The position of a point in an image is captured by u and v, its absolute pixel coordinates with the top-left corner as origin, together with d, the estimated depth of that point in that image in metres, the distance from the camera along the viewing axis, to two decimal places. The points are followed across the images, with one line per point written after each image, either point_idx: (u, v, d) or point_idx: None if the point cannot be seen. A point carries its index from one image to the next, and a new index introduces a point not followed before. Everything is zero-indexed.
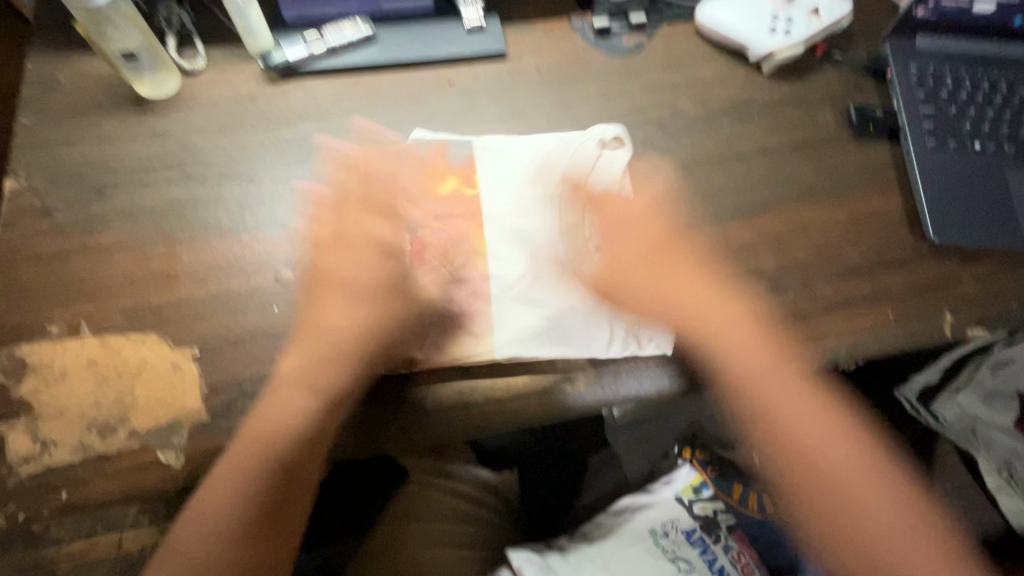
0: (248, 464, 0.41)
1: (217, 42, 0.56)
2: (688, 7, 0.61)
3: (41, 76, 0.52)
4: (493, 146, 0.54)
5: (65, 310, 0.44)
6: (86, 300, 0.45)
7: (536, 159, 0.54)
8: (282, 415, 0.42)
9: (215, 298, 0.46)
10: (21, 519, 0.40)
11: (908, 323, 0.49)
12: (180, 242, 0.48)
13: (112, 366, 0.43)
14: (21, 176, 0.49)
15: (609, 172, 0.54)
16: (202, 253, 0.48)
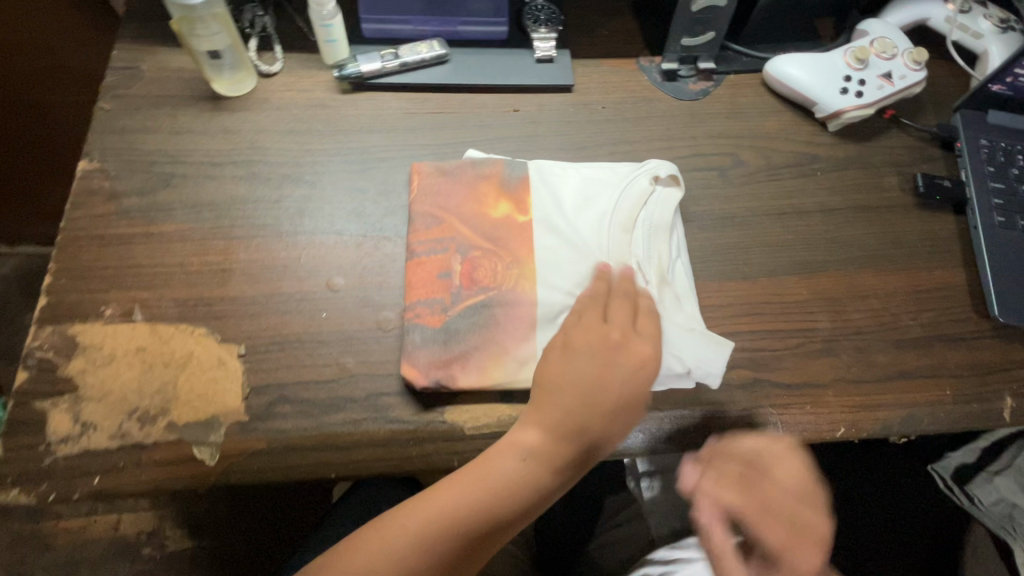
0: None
1: (295, 48, 0.58)
2: (756, 59, 0.62)
3: (126, 65, 0.54)
4: (547, 170, 0.52)
5: (122, 293, 0.45)
6: (144, 286, 0.45)
7: (591, 188, 0.52)
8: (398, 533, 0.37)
9: (267, 298, 0.46)
10: (50, 499, 0.39)
11: (968, 403, 0.47)
12: (240, 239, 0.48)
13: (161, 355, 0.43)
14: (94, 158, 0.50)
15: (666, 206, 0.51)
16: (261, 252, 0.48)
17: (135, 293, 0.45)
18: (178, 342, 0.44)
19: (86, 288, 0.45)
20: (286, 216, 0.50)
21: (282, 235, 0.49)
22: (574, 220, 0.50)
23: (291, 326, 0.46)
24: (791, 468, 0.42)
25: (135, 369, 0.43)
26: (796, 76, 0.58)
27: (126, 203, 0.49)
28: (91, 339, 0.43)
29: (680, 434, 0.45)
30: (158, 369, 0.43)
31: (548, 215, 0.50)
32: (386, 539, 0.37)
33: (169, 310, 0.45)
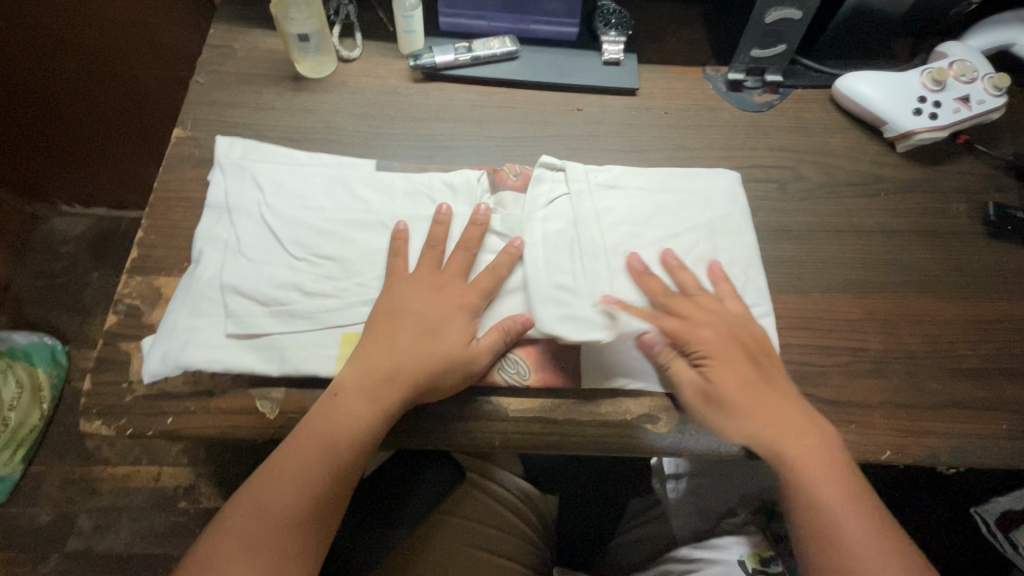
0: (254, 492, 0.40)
1: (374, 36, 0.61)
2: (826, 75, 0.61)
3: (220, 43, 0.58)
4: (620, 176, 0.52)
5: (219, 248, 0.46)
6: (236, 243, 0.46)
7: (665, 194, 0.51)
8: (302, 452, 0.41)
9: (349, 268, 0.46)
10: (128, 433, 0.43)
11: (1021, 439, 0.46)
12: (327, 205, 0.48)
13: (246, 310, 0.43)
14: (187, 126, 0.54)
15: (739, 221, 0.51)
16: (345, 219, 0.48)
17: (227, 247, 0.46)
18: (261, 300, 0.44)
19: (193, 242, 0.47)
20: (374, 187, 0.50)
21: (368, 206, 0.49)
22: (642, 224, 0.50)
23: (366, 298, 0.45)
24: (746, 368, 0.43)
25: (221, 322, 0.43)
26: (867, 93, 0.57)
27: (232, 162, 0.50)
28: (188, 289, 0.45)
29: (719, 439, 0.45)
30: (245, 323, 0.43)
31: (616, 219, 0.50)
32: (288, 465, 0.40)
33: (255, 267, 0.45)
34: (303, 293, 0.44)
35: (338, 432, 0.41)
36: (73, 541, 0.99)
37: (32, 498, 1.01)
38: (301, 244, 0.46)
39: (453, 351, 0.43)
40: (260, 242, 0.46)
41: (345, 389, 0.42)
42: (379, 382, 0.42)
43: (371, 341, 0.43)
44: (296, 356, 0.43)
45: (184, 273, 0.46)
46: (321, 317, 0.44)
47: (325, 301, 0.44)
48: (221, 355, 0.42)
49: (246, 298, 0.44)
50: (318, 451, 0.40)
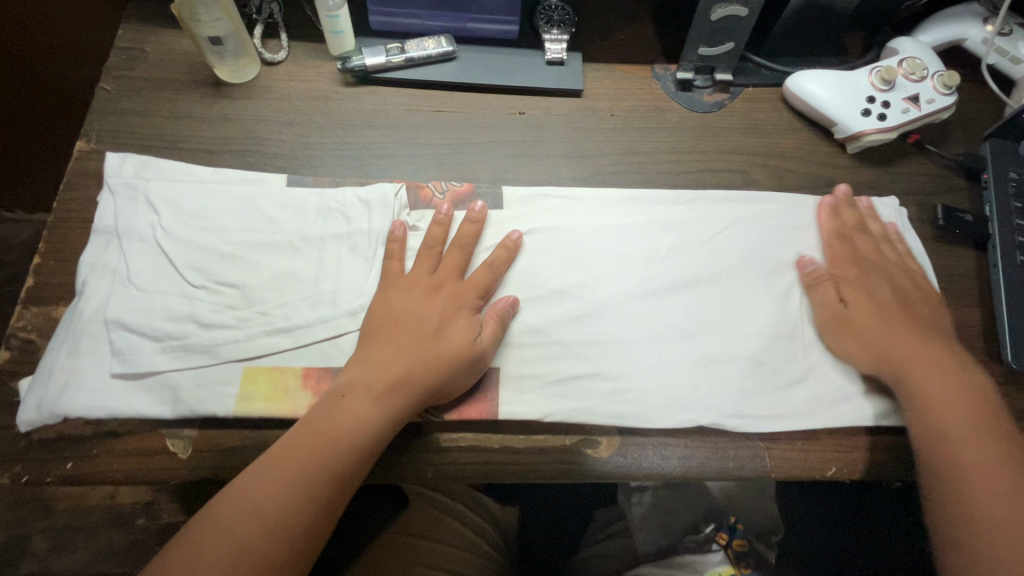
0: (251, 497, 0.36)
1: (301, 37, 0.57)
2: (777, 73, 0.59)
3: (130, 46, 0.54)
4: (557, 198, 0.51)
5: (105, 277, 0.43)
6: (125, 274, 0.43)
7: (602, 216, 0.50)
8: (312, 452, 0.38)
9: (250, 296, 0.44)
10: (24, 481, 0.39)
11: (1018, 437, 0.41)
12: (229, 231, 0.46)
13: (134, 347, 0.41)
14: (92, 138, 0.50)
15: (666, 233, 0.50)
16: (246, 245, 0.46)
17: (115, 278, 0.43)
18: (151, 334, 0.42)
19: (78, 271, 0.44)
20: (282, 210, 0.47)
21: (274, 229, 0.47)
22: (578, 251, 0.48)
23: (269, 330, 0.43)
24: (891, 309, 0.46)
25: (108, 359, 0.41)
26: (816, 92, 0.55)
27: (123, 181, 0.47)
28: (71, 325, 0.42)
29: (663, 462, 0.43)
30: (132, 361, 0.41)
31: (547, 244, 0.48)
32: (287, 462, 0.37)
33: (147, 299, 0.43)
34: (201, 326, 0.42)
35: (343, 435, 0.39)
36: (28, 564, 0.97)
37: None
38: (198, 273, 0.44)
39: (461, 351, 0.42)
40: (153, 270, 0.44)
41: (354, 391, 0.40)
42: (388, 387, 0.40)
43: (377, 349, 0.42)
44: (189, 394, 0.41)
45: (68, 307, 0.43)
46: (219, 351, 0.42)
47: (224, 333, 0.42)
48: (110, 396, 0.40)
49: (133, 334, 0.42)
50: (313, 456, 0.38)
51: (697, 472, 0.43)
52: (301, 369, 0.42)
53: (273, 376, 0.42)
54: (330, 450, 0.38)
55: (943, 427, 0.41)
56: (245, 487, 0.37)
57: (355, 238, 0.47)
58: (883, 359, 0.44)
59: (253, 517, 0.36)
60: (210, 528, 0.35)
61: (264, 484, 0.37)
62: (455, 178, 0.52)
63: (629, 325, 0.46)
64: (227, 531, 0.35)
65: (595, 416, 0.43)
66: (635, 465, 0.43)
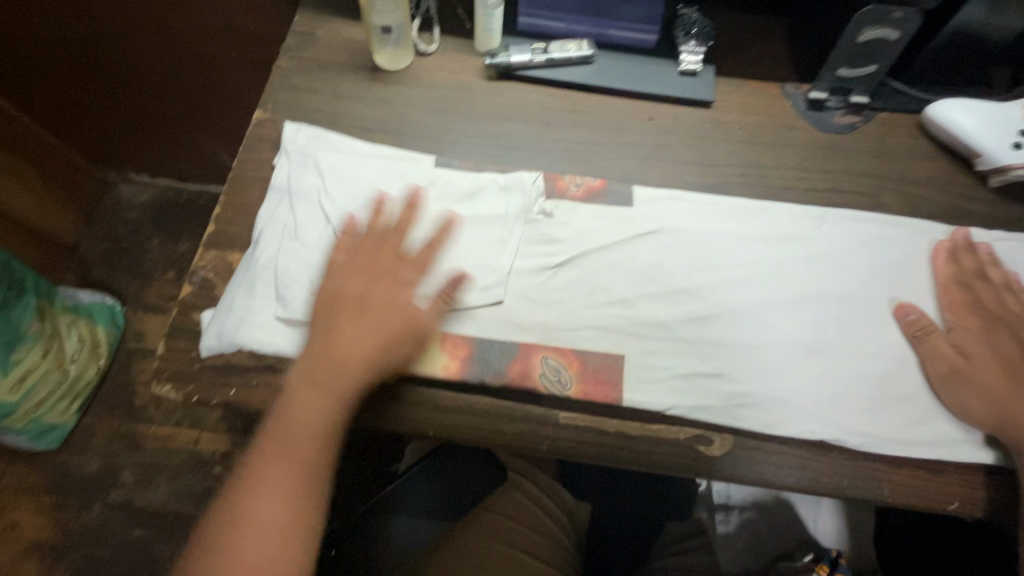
0: (269, 487, 0.40)
1: (451, 33, 0.61)
2: (916, 99, 0.58)
3: (305, 30, 0.60)
4: (684, 203, 0.52)
5: (277, 230, 0.49)
6: (296, 230, 0.49)
7: (728, 225, 0.51)
8: (278, 444, 0.41)
9: (399, 262, 0.48)
10: (194, 399, 0.44)
11: None
12: (383, 202, 0.51)
13: (297, 295, 0.46)
14: (267, 108, 0.56)
15: (794, 247, 0.50)
16: (396, 217, 0.50)
17: (284, 232, 0.49)
18: (311, 285, 0.47)
19: (254, 223, 0.49)
20: (429, 189, 0.52)
21: (420, 205, 0.51)
22: (704, 254, 0.50)
23: (413, 294, 0.47)
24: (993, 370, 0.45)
25: (274, 301, 0.46)
26: (960, 121, 0.54)
27: (297, 149, 0.52)
28: (247, 268, 0.47)
29: (776, 470, 0.43)
30: (295, 306, 0.46)
31: (672, 246, 0.50)
32: (272, 457, 0.41)
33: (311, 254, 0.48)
34: None
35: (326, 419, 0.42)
36: (116, 493, 1.05)
37: (81, 448, 1.07)
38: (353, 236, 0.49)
39: (404, 326, 0.44)
40: (316, 229, 0.49)
41: (305, 383, 0.42)
42: (326, 368, 0.42)
43: (326, 325, 0.44)
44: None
45: (244, 253, 0.48)
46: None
47: None
48: (273, 335, 0.45)
49: (298, 283, 0.47)
50: (309, 447, 0.41)
51: (809, 484, 0.43)
52: (439, 333, 0.46)
53: (416, 336, 0.45)
54: (291, 439, 0.41)
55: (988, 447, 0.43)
56: (261, 476, 0.41)
57: (492, 219, 0.51)
58: (951, 374, 0.45)
59: (297, 512, 0.40)
60: (258, 519, 0.40)
61: (275, 473, 0.41)
62: (585, 173, 0.55)
63: (751, 331, 0.47)
64: (263, 521, 0.40)
65: (713, 413, 0.44)
66: (747, 468, 0.43)
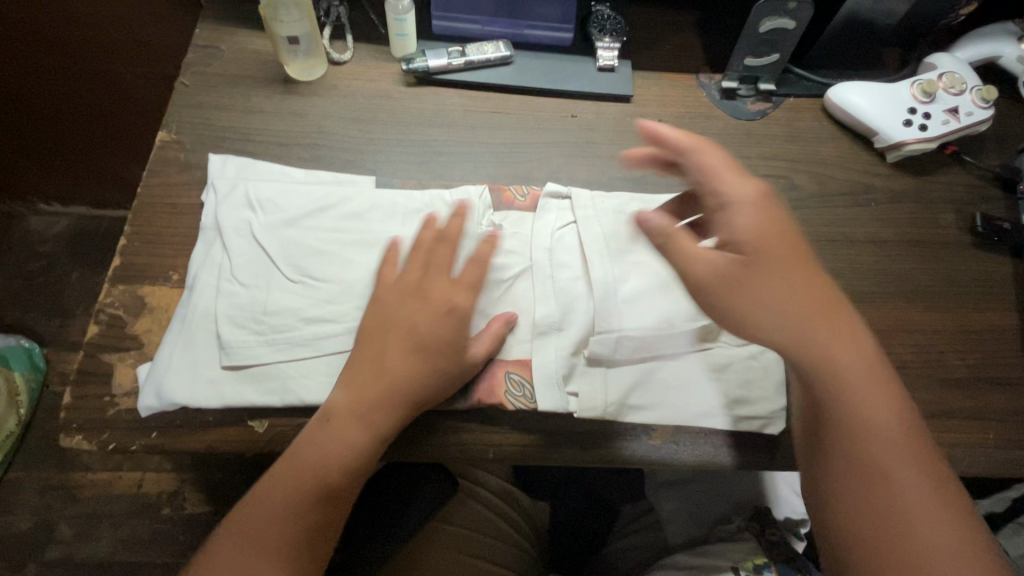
0: (273, 523, 0.38)
1: (365, 39, 0.59)
2: (818, 84, 0.61)
3: (207, 44, 0.57)
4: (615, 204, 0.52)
5: (212, 271, 0.45)
6: (232, 271, 0.45)
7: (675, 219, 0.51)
8: (303, 477, 0.38)
9: (349, 292, 0.45)
10: (111, 448, 0.41)
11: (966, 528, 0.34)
12: (324, 229, 0.48)
13: (240, 342, 0.43)
14: (172, 129, 0.52)
15: None
16: (339, 244, 0.47)
17: (220, 274, 0.45)
18: (255, 327, 0.43)
19: (188, 268, 0.46)
20: (372, 211, 0.49)
21: (365, 229, 0.48)
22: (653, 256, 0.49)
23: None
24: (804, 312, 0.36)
25: (216, 350, 0.43)
26: (858, 103, 0.57)
27: (225, 181, 0.49)
28: (183, 317, 0.44)
29: (715, 451, 0.45)
30: (240, 352, 0.42)
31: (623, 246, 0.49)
32: (282, 483, 0.38)
33: (250, 294, 0.45)
34: (302, 320, 0.44)
35: (323, 454, 0.39)
36: (54, 549, 0.99)
37: (11, 505, 1.01)
38: (296, 270, 0.46)
39: (433, 350, 0.42)
40: (255, 265, 0.46)
41: (361, 417, 0.40)
42: (378, 402, 0.40)
43: (357, 366, 0.41)
44: (296, 385, 0.42)
45: (179, 300, 0.45)
46: (322, 343, 0.43)
47: (324, 327, 0.44)
48: (217, 387, 0.42)
49: (239, 327, 0.43)
50: (308, 482, 0.38)
51: (747, 460, 0.45)
52: None
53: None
54: (306, 465, 0.39)
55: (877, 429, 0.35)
56: (261, 513, 0.38)
57: None
58: None
59: (285, 551, 0.37)
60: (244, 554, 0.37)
61: (283, 510, 0.38)
62: (511, 176, 0.55)
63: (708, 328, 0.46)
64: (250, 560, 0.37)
65: (667, 413, 0.45)
66: (687, 451, 0.45)
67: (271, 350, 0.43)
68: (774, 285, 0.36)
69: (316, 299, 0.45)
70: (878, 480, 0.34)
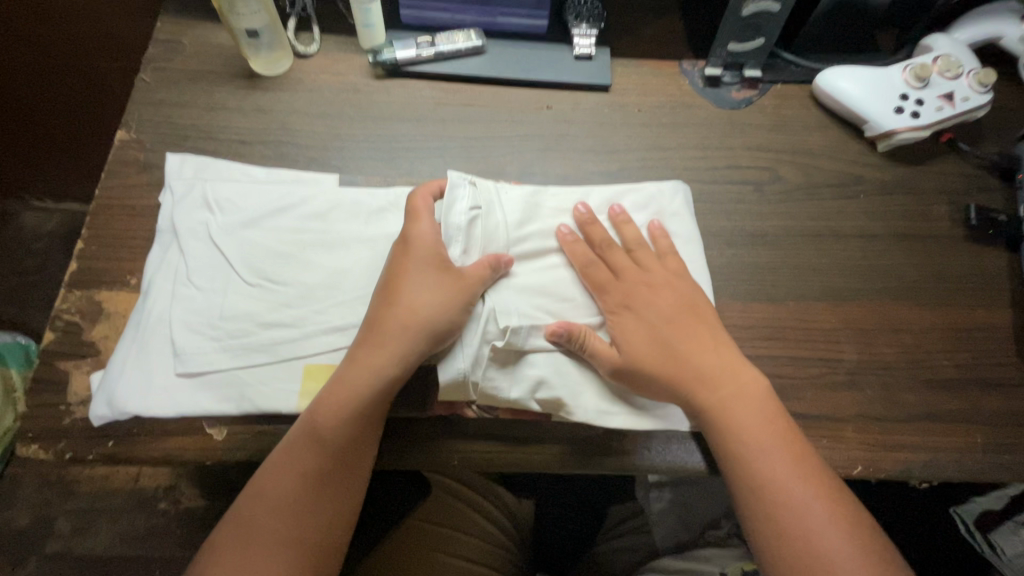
0: None
1: (332, 30, 0.57)
2: (807, 69, 0.59)
3: (168, 39, 0.55)
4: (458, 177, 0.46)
5: (168, 276, 0.44)
6: (185, 276, 0.44)
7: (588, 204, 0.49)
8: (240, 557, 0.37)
9: (307, 296, 0.44)
10: (67, 457, 0.40)
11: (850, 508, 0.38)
12: (283, 231, 0.46)
13: (196, 348, 0.42)
14: (132, 128, 0.51)
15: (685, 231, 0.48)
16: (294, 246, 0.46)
17: (175, 277, 0.44)
18: (211, 333, 0.42)
19: (144, 272, 0.45)
20: (334, 211, 0.48)
21: (326, 229, 0.47)
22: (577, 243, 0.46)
23: (327, 328, 0.43)
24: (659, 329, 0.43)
25: (171, 357, 0.42)
26: (847, 90, 0.55)
27: (183, 181, 0.48)
28: (138, 323, 0.43)
29: (688, 455, 0.44)
30: (195, 360, 0.41)
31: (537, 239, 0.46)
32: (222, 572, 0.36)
33: (206, 299, 0.43)
34: (259, 325, 0.43)
35: (289, 475, 0.38)
36: (53, 543, 1.01)
37: (10, 500, 1.02)
38: (251, 273, 0.44)
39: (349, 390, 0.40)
40: (212, 268, 0.45)
41: (284, 474, 0.38)
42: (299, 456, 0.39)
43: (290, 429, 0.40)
44: (254, 391, 0.41)
45: (135, 306, 0.44)
46: (279, 349, 0.42)
47: (282, 331, 0.43)
48: (173, 395, 0.41)
49: (194, 333, 0.42)
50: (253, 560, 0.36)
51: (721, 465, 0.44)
52: None
53: (326, 372, 0.42)
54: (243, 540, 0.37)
55: (754, 428, 0.39)
56: None
57: None
58: None
59: None
60: None
61: None
62: (483, 171, 0.53)
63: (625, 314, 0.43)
64: None
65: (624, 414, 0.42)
66: (658, 457, 0.44)
67: (226, 358, 0.42)
68: (642, 294, 0.44)
69: (272, 304, 0.43)
70: (765, 470, 0.38)
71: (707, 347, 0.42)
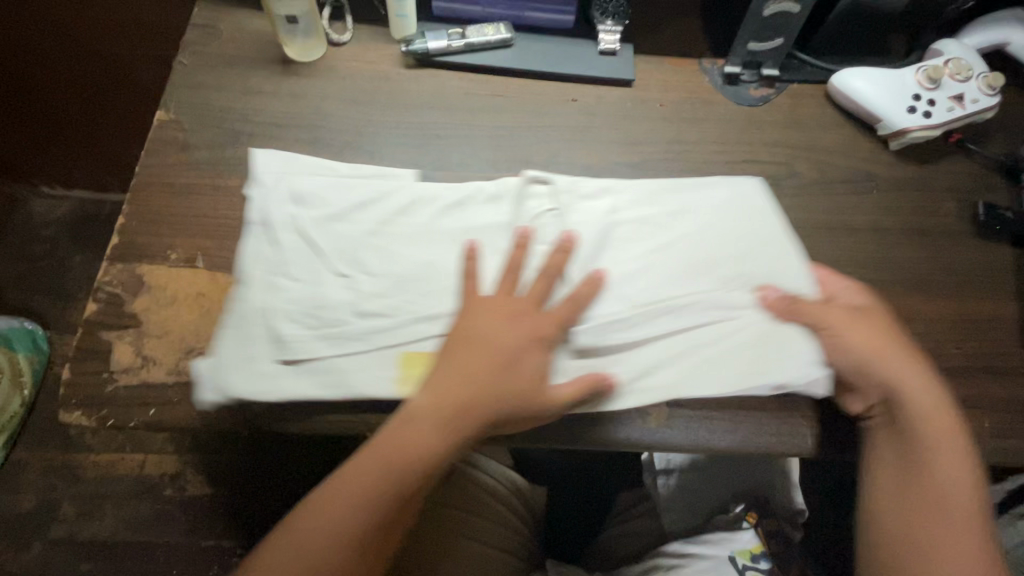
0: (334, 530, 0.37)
1: (365, 20, 0.59)
2: (822, 69, 0.61)
3: (206, 23, 0.56)
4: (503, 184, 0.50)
5: (257, 260, 0.45)
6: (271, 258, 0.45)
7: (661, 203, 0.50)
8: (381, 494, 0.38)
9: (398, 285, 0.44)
10: (110, 424, 0.42)
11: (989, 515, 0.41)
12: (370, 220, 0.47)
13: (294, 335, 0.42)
14: (171, 109, 0.52)
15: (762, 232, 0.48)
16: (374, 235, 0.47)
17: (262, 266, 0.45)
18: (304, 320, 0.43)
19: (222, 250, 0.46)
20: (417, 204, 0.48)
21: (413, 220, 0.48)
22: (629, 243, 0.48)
23: (418, 316, 0.43)
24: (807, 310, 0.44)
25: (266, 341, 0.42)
26: (861, 89, 0.57)
27: (236, 161, 0.50)
28: (199, 288, 0.46)
29: (709, 435, 0.45)
30: (289, 345, 0.41)
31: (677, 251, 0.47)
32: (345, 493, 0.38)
33: (301, 289, 0.44)
34: (353, 312, 0.43)
35: (421, 427, 0.38)
36: (57, 528, 1.01)
37: (16, 484, 1.02)
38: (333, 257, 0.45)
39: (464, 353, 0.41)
40: (304, 255, 0.45)
41: (419, 416, 0.39)
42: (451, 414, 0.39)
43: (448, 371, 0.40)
44: (352, 378, 0.41)
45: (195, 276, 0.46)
46: (372, 336, 0.42)
47: (375, 320, 0.43)
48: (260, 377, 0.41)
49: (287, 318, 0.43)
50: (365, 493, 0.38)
51: (740, 446, 0.45)
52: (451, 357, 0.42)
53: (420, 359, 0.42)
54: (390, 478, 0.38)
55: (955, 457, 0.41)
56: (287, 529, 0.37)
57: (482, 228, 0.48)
58: None
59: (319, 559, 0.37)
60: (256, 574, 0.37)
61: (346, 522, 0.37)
62: (510, 159, 0.55)
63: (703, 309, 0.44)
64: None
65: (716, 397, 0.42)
66: (680, 436, 0.45)
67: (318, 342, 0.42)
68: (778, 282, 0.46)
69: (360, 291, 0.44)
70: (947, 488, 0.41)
71: (901, 368, 0.43)
